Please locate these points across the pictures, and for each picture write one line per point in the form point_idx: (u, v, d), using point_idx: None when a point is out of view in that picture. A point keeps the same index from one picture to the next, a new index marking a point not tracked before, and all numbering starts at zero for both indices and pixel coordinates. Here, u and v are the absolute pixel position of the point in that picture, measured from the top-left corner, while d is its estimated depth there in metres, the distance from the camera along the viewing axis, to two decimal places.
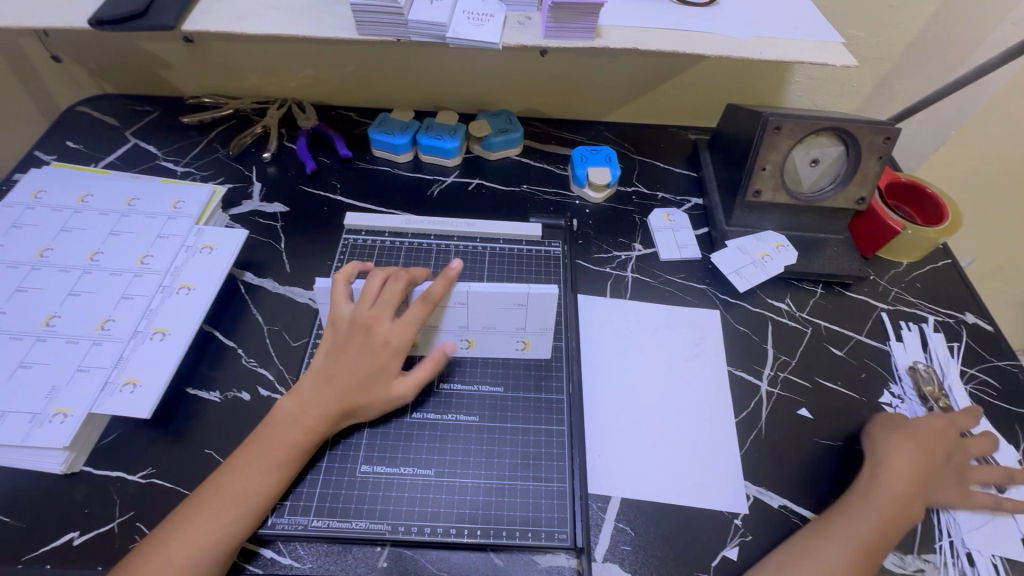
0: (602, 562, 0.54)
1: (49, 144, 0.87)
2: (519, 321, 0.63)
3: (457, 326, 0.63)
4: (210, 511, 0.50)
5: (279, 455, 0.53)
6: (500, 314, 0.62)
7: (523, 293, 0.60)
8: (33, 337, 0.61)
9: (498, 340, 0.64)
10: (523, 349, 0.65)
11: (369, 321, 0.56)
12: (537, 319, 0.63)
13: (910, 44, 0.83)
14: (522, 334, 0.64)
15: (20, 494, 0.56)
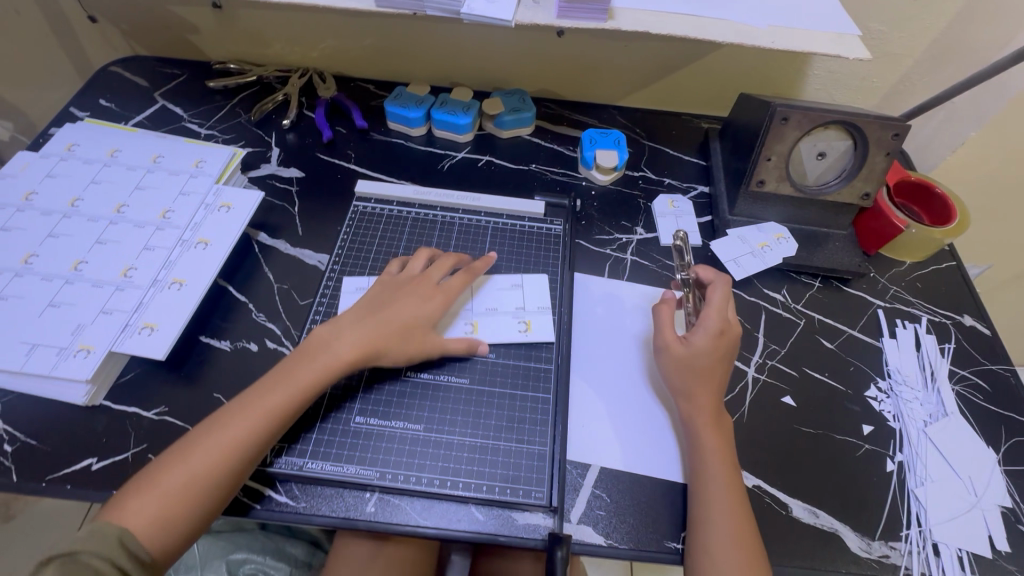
0: (577, 523, 0.57)
1: (82, 101, 0.92)
2: (519, 301, 0.70)
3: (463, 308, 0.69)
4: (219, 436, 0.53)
5: (289, 391, 0.56)
6: (501, 295, 0.71)
7: (518, 275, 0.73)
8: (62, 279, 0.65)
9: (501, 322, 0.68)
10: (526, 330, 0.68)
11: (425, 282, 0.66)
12: (533, 300, 0.71)
13: (933, 41, 0.81)
14: (523, 314, 0.69)
15: (46, 421, 0.61)
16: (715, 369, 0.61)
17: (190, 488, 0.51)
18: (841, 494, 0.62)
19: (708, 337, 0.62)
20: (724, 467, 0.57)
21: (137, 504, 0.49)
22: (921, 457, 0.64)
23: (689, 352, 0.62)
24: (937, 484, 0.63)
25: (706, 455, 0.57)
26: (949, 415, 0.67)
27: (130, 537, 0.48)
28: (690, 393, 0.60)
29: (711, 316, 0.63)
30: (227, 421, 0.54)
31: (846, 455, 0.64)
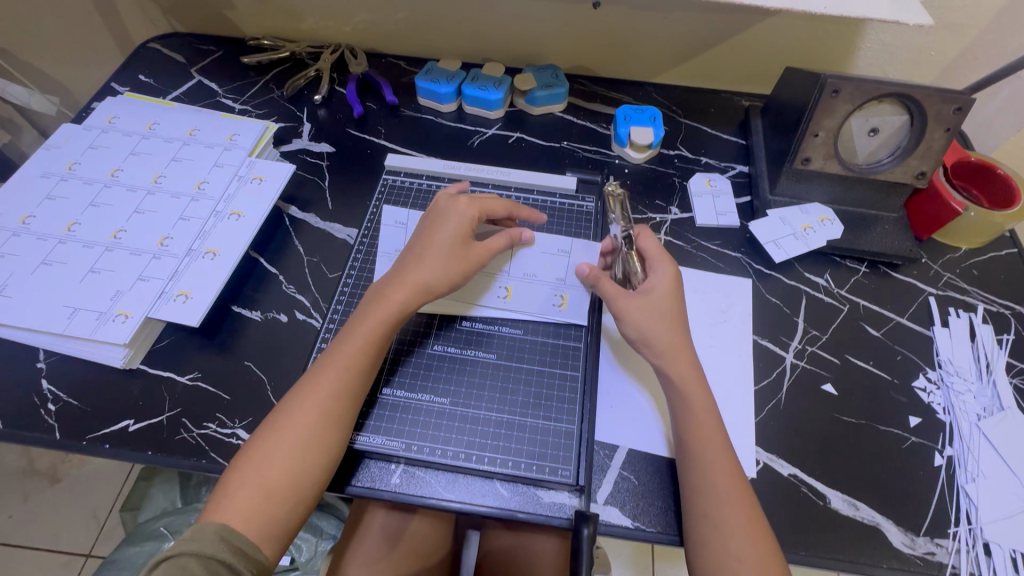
0: (603, 504, 0.56)
1: (123, 76, 0.94)
2: (559, 270, 0.67)
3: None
4: (291, 440, 0.51)
5: (335, 385, 0.54)
6: (543, 262, 0.68)
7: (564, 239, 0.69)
8: (103, 246, 0.67)
9: (538, 292, 0.66)
10: (561, 307, 0.66)
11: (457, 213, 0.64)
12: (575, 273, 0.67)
13: (1004, 8, 0.75)
14: (561, 288, 0.67)
15: (86, 383, 0.63)
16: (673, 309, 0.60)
17: (280, 493, 0.50)
18: (883, 488, 0.59)
19: (663, 274, 0.61)
20: (715, 438, 0.54)
21: (237, 500, 0.49)
22: (974, 453, 0.60)
23: (654, 299, 0.60)
24: (991, 481, 0.59)
25: (693, 426, 0.54)
26: (1006, 409, 0.63)
27: (239, 550, 0.47)
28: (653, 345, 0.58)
29: (659, 262, 0.62)
30: (291, 424, 0.52)
31: (890, 447, 0.61)
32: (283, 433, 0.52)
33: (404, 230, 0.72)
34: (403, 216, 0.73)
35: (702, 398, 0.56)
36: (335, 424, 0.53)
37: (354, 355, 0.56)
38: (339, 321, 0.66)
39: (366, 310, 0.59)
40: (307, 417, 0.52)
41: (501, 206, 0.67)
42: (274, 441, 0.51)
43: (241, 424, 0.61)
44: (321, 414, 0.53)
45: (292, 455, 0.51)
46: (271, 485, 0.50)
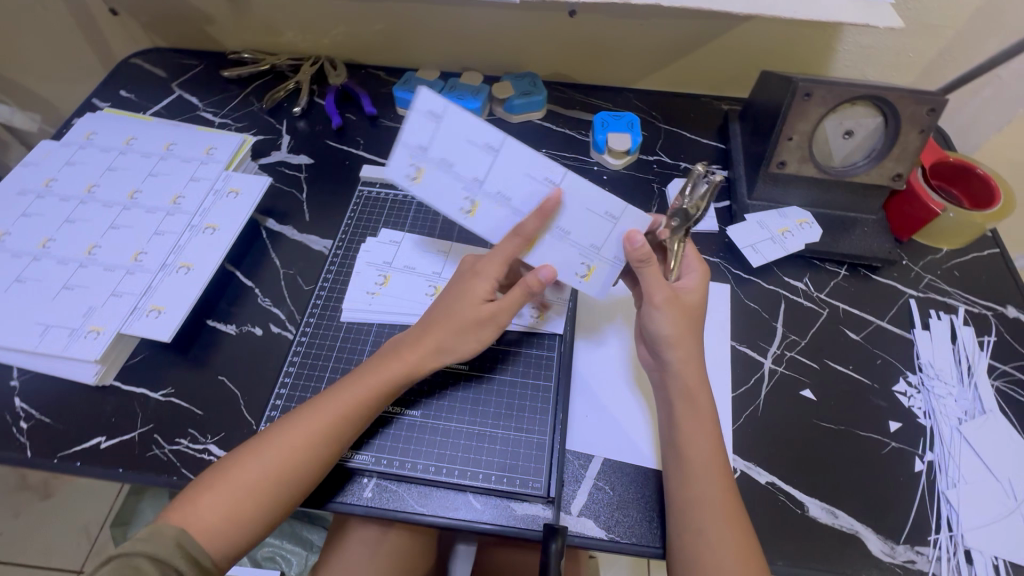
0: (577, 516, 0.55)
1: (104, 92, 0.94)
2: (597, 237, 0.58)
3: (471, 179, 0.56)
4: (268, 458, 0.51)
5: (329, 424, 0.53)
6: (583, 220, 0.57)
7: (620, 205, 0.57)
8: (76, 263, 0.67)
9: (562, 252, 0.59)
10: (582, 277, 0.60)
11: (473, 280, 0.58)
12: (612, 246, 0.59)
13: (978, 8, 0.74)
14: (590, 257, 0.59)
15: (59, 400, 0.62)
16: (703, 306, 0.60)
17: (244, 510, 0.49)
18: (863, 494, 0.58)
19: (700, 278, 0.61)
20: (709, 448, 0.53)
21: (203, 510, 0.48)
22: (954, 457, 0.60)
23: (690, 300, 0.59)
24: (972, 486, 0.58)
25: (686, 438, 0.54)
26: (987, 412, 0.62)
27: (194, 561, 0.47)
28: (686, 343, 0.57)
29: (699, 274, 0.61)
30: (270, 441, 0.51)
31: (870, 453, 0.60)
32: (261, 449, 0.51)
33: (436, 126, 0.54)
34: (436, 108, 0.53)
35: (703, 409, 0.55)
36: (317, 452, 0.52)
37: (355, 397, 0.54)
38: (311, 334, 0.67)
39: (385, 354, 0.57)
40: (287, 438, 0.52)
41: (535, 224, 0.55)
42: (251, 455, 0.51)
43: (213, 439, 0.60)
44: (305, 440, 0.52)
45: (266, 474, 0.50)
46: (237, 500, 0.49)
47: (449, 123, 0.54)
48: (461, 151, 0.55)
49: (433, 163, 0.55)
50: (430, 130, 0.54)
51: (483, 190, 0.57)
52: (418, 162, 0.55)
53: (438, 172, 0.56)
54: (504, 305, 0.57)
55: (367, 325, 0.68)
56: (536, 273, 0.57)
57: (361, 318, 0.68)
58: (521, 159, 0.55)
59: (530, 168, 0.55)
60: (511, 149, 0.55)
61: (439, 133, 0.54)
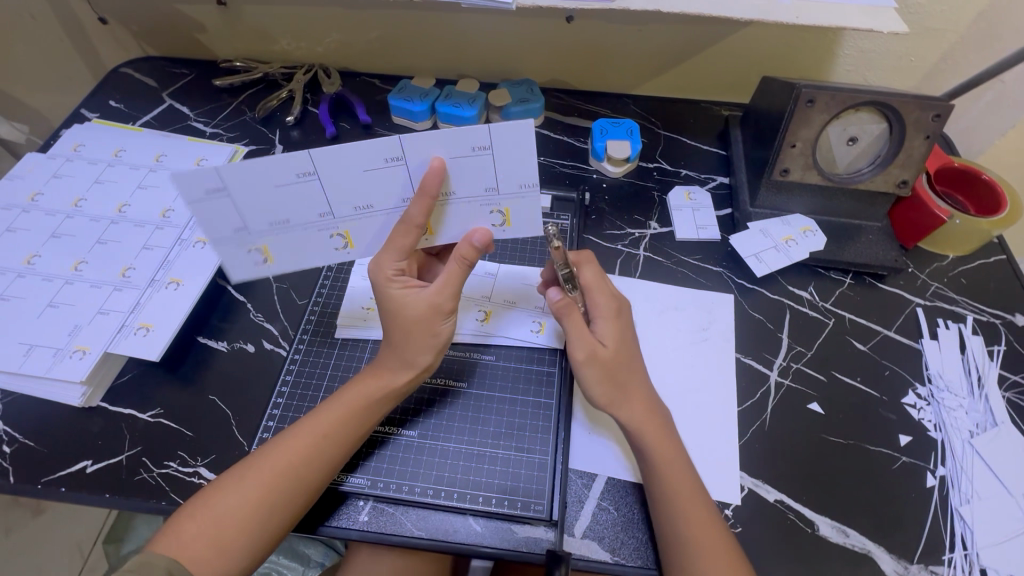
0: (581, 538, 0.53)
1: (93, 103, 0.92)
2: (490, 177, 0.52)
3: (323, 216, 0.53)
4: (254, 481, 0.49)
5: (311, 450, 0.51)
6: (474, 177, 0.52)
7: (483, 132, 0.49)
8: (62, 279, 0.65)
9: (475, 216, 0.55)
10: (502, 224, 0.56)
11: (390, 285, 0.53)
12: (510, 175, 0.52)
13: (981, 12, 0.73)
14: (497, 201, 0.53)
15: (43, 422, 0.60)
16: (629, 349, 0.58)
17: (231, 536, 0.47)
18: (874, 512, 0.56)
19: (609, 322, 0.57)
20: (686, 485, 0.52)
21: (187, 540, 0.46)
22: (967, 471, 0.58)
23: (608, 354, 0.55)
24: (986, 502, 0.56)
25: (660, 476, 0.52)
26: (999, 425, 0.61)
27: None
28: (630, 393, 0.55)
29: (610, 318, 0.57)
30: (257, 464, 0.50)
31: (880, 469, 0.59)
32: (243, 476, 0.49)
33: (228, 199, 0.49)
34: (305, 164, 0.49)
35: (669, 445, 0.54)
36: (306, 474, 0.50)
37: (333, 422, 0.52)
38: (305, 351, 0.65)
39: (365, 371, 0.56)
40: (274, 460, 0.50)
41: (421, 208, 0.50)
42: (236, 479, 0.49)
43: (204, 461, 0.58)
44: (292, 462, 0.50)
45: (252, 497, 0.48)
46: (223, 526, 0.47)
47: (238, 186, 0.49)
48: (365, 183, 0.51)
49: (350, 218, 0.54)
50: (319, 191, 0.51)
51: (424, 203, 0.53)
52: (336, 227, 0.54)
53: (361, 222, 0.54)
54: (440, 288, 0.53)
55: (363, 342, 0.66)
56: (468, 241, 0.53)
57: (357, 334, 0.66)
58: (424, 148, 0.49)
59: (448, 151, 0.50)
60: (410, 144, 0.49)
61: (239, 203, 0.50)
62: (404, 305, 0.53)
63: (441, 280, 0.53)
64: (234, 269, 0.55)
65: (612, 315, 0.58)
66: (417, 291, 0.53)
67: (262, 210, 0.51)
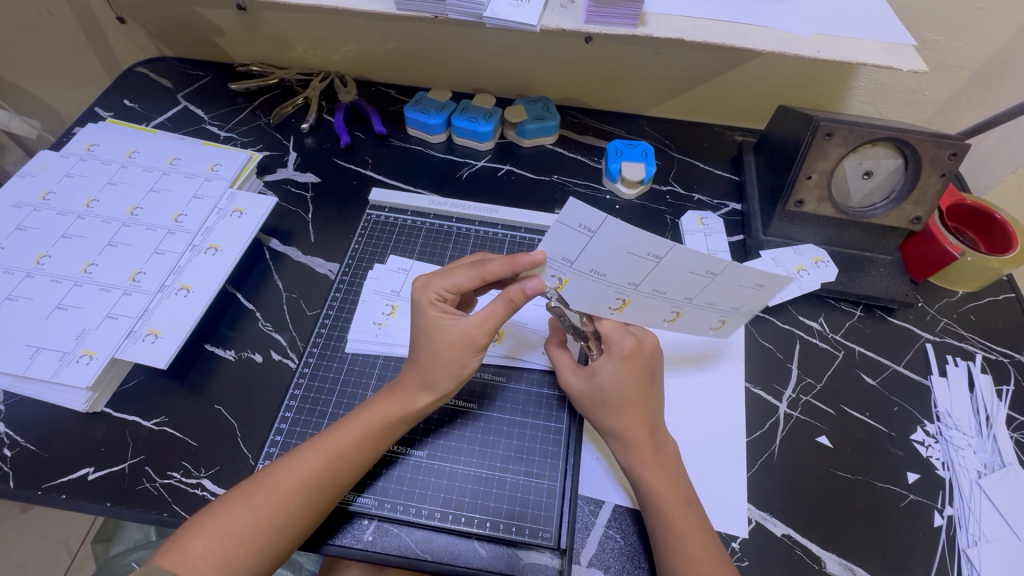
0: (586, 566, 0.53)
1: (108, 101, 0.92)
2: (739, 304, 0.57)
3: (624, 284, 0.54)
4: (264, 499, 0.48)
5: (320, 470, 0.50)
6: (733, 292, 0.55)
7: (778, 281, 0.53)
8: (71, 281, 0.65)
9: (706, 318, 0.60)
10: (716, 329, 0.62)
11: (430, 308, 0.54)
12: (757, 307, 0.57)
13: (997, 52, 0.74)
14: (729, 316, 0.59)
15: (47, 425, 0.60)
16: (639, 393, 0.55)
17: (235, 555, 0.46)
18: (881, 551, 0.56)
19: (616, 364, 0.55)
20: (686, 518, 0.50)
21: (194, 549, 0.46)
22: (975, 513, 0.58)
23: (612, 392, 0.55)
24: (992, 544, 0.56)
25: (661, 506, 0.51)
26: (1007, 466, 0.61)
27: None
28: (621, 433, 0.54)
29: (618, 361, 0.55)
30: (264, 481, 0.49)
31: (887, 506, 0.59)
32: (248, 495, 0.48)
33: (589, 240, 0.49)
34: (660, 249, 0.50)
35: (664, 471, 0.53)
36: (318, 495, 0.50)
37: (343, 441, 0.52)
38: (314, 364, 0.65)
39: (383, 392, 0.55)
40: (285, 481, 0.49)
41: (500, 267, 0.52)
42: (245, 497, 0.48)
43: (207, 473, 0.58)
44: (302, 483, 0.49)
45: (262, 517, 0.48)
46: (229, 544, 0.46)
47: (604, 236, 0.49)
48: (676, 278, 0.53)
49: (580, 274, 0.53)
50: (647, 270, 0.52)
51: (637, 290, 0.54)
52: (562, 273, 0.53)
53: (645, 299, 0.56)
54: (478, 322, 0.52)
55: (372, 358, 0.65)
56: (521, 285, 0.52)
57: (367, 349, 0.66)
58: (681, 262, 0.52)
59: (746, 280, 0.53)
60: (730, 270, 0.52)
61: (592, 245, 0.50)
62: (441, 331, 0.53)
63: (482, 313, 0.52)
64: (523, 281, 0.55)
65: (619, 358, 0.56)
66: (456, 320, 0.53)
67: (595, 256, 0.51)
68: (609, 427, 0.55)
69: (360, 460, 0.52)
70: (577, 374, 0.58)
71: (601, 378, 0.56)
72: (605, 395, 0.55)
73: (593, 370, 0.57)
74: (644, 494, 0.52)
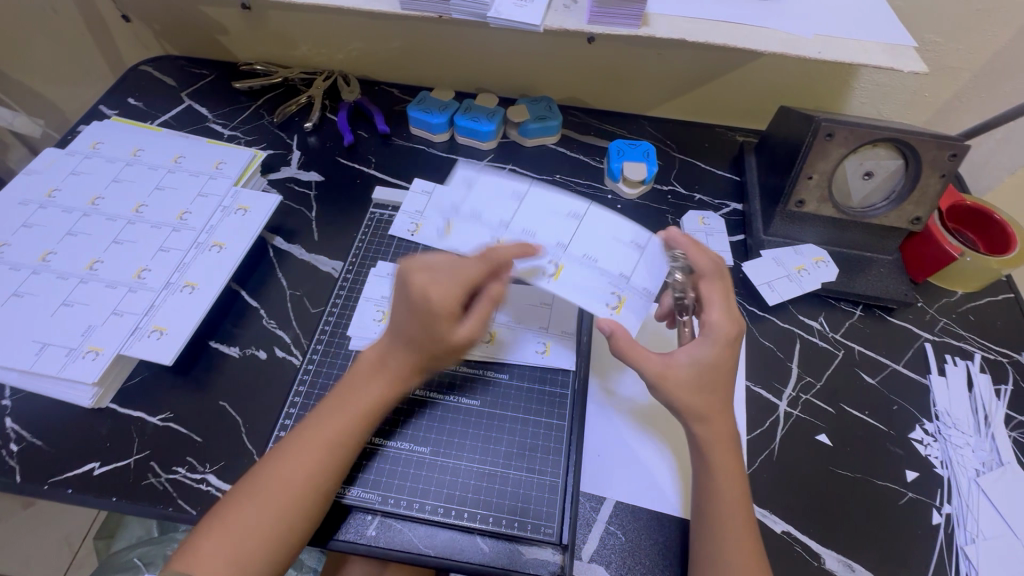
0: (588, 562, 0.54)
1: (112, 99, 0.93)
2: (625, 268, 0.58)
3: (498, 223, 0.61)
4: (273, 494, 0.49)
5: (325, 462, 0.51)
6: (550, 223, 0.60)
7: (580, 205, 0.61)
8: (77, 278, 0.65)
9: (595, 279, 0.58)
10: (613, 308, 0.57)
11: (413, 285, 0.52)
12: (581, 244, 0.59)
13: (997, 53, 0.74)
14: (557, 256, 0.58)
15: (53, 421, 0.60)
16: (724, 379, 0.53)
17: (242, 550, 0.47)
18: (880, 547, 0.57)
19: (716, 344, 0.53)
20: (739, 513, 0.51)
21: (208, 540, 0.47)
22: (973, 511, 0.59)
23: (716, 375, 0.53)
24: (991, 541, 0.57)
25: (712, 502, 0.51)
26: (1005, 465, 0.61)
27: None
28: (709, 417, 0.52)
29: (713, 343, 0.53)
30: (270, 477, 0.50)
31: (887, 504, 0.59)
32: (255, 490, 0.49)
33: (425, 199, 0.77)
34: (522, 189, 0.62)
35: (734, 468, 0.52)
36: (318, 487, 0.50)
37: (345, 435, 0.52)
38: (318, 361, 0.65)
39: (370, 365, 0.55)
40: (285, 479, 0.49)
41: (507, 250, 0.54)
42: (247, 498, 0.49)
43: (212, 469, 0.58)
44: (306, 477, 0.50)
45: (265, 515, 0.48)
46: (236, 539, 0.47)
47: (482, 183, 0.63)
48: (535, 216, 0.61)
49: (461, 216, 0.62)
50: (512, 207, 0.61)
51: (481, 221, 0.62)
52: (449, 217, 0.63)
53: (465, 224, 0.62)
54: (473, 316, 0.53)
55: None
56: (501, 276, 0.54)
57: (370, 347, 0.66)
58: (540, 203, 0.62)
59: (616, 236, 0.60)
60: (593, 219, 0.60)
61: (471, 193, 0.63)
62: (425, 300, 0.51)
63: (475, 314, 0.53)
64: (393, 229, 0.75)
65: (718, 340, 0.53)
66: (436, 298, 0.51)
67: (444, 195, 0.65)
68: (697, 410, 0.52)
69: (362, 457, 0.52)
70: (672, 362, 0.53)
71: (694, 355, 0.53)
72: (708, 377, 0.53)
73: (691, 354, 0.53)
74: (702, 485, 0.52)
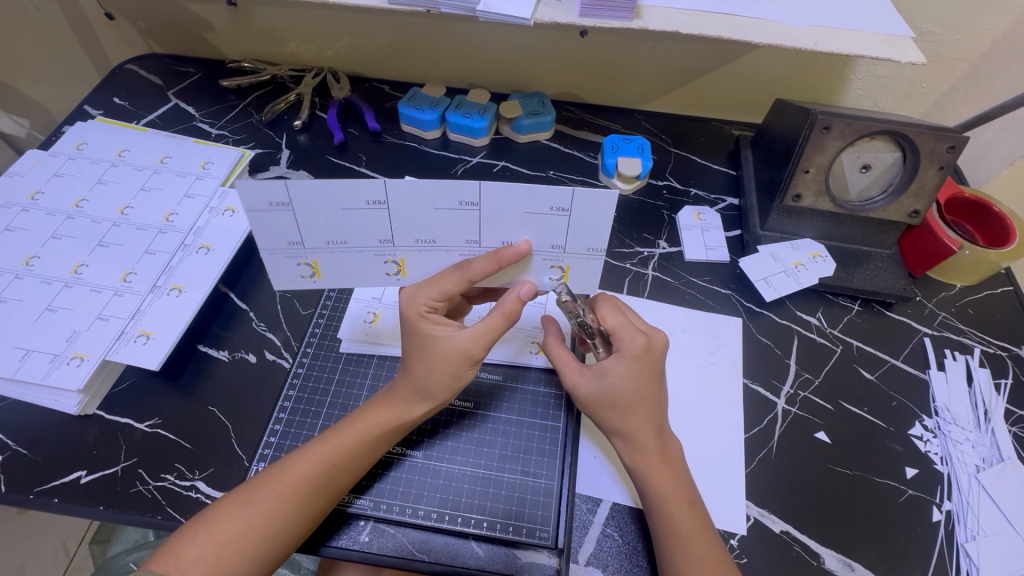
0: (584, 565, 0.53)
1: (97, 99, 0.91)
2: (560, 235, 0.51)
3: (379, 244, 0.52)
4: (262, 502, 0.48)
5: (315, 470, 0.50)
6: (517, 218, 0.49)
7: (473, 188, 0.47)
8: (61, 282, 0.64)
9: (534, 269, 0.54)
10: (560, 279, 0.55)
11: (422, 321, 0.52)
12: (582, 239, 0.51)
13: (996, 42, 0.73)
14: (560, 258, 0.53)
15: (39, 428, 0.59)
16: (648, 391, 0.53)
17: (231, 560, 0.46)
18: (880, 546, 0.56)
19: (627, 364, 0.52)
20: (690, 519, 0.50)
21: (194, 549, 0.46)
22: (974, 507, 0.58)
23: (626, 395, 0.52)
24: (992, 538, 0.56)
25: (665, 508, 0.51)
26: (1006, 460, 0.60)
27: None
28: (629, 433, 0.53)
29: (626, 362, 0.52)
30: (261, 482, 0.49)
31: (886, 501, 0.58)
32: (243, 500, 0.48)
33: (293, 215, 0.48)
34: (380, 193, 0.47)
35: (671, 478, 0.52)
36: (309, 497, 0.49)
37: (336, 444, 0.51)
38: (308, 365, 0.64)
39: (379, 398, 0.55)
40: (277, 485, 0.49)
41: (484, 266, 0.50)
42: (237, 502, 0.48)
43: (201, 475, 0.57)
44: (297, 484, 0.49)
45: (252, 521, 0.47)
46: (222, 549, 0.46)
47: (303, 205, 0.47)
48: (436, 220, 0.50)
49: (321, 249, 0.52)
50: (385, 219, 0.49)
51: (397, 247, 0.52)
52: (304, 256, 0.52)
53: (420, 254, 0.53)
54: (474, 336, 0.51)
55: (367, 358, 0.65)
56: (515, 295, 0.51)
57: (361, 349, 0.65)
58: (412, 200, 0.48)
59: (525, 206, 0.48)
60: (490, 193, 0.47)
61: (304, 215, 0.48)
62: (437, 343, 0.52)
63: (476, 326, 0.51)
64: (279, 277, 0.54)
65: (630, 358, 0.52)
66: (451, 333, 0.52)
67: (320, 228, 0.50)
68: (615, 427, 0.53)
69: (353, 465, 0.52)
70: (586, 375, 0.54)
71: (608, 377, 0.53)
72: (621, 395, 0.52)
73: (602, 370, 0.53)
74: (648, 491, 0.52)
